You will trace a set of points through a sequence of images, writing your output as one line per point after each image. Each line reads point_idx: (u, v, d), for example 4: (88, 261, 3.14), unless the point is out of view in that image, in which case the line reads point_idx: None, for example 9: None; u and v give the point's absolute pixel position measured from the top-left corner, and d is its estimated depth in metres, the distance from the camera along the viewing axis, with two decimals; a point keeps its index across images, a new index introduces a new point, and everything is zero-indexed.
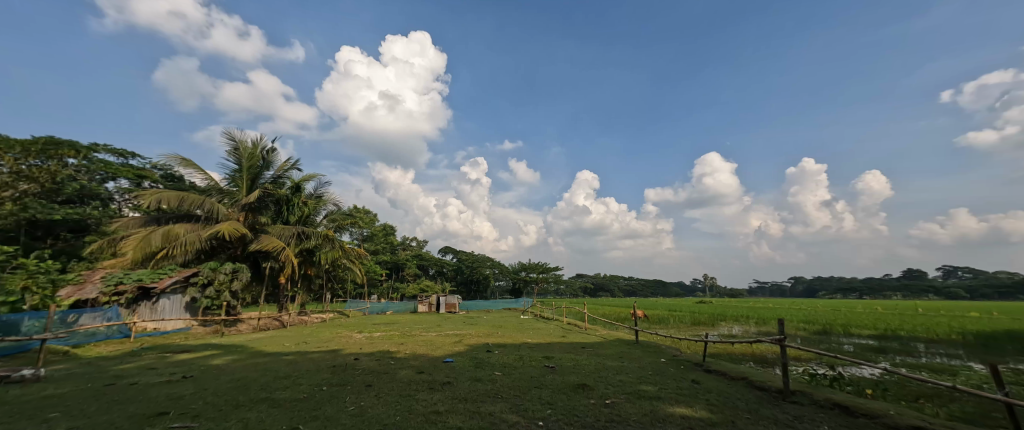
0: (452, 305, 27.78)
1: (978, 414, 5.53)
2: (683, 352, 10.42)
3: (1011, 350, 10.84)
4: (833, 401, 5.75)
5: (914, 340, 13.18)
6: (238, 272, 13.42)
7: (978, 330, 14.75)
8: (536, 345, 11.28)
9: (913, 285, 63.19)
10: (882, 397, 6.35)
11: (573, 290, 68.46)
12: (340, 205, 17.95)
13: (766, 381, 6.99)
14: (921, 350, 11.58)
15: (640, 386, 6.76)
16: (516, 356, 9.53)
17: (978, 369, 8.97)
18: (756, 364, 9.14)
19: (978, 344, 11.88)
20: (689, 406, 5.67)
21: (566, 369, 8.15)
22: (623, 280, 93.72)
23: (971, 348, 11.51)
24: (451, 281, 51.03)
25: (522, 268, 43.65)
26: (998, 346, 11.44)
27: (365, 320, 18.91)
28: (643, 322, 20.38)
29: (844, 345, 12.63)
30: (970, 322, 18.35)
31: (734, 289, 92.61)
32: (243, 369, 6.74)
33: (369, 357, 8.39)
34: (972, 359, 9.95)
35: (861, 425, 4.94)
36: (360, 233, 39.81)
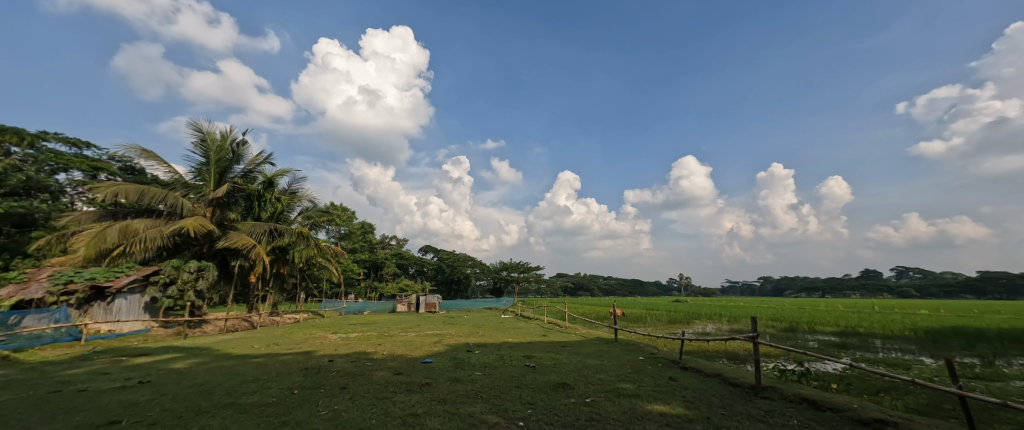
0: (432, 305, 27.46)
1: (933, 406, 5.82)
2: (660, 349, 10.61)
3: (958, 344, 11.61)
4: (801, 395, 5.93)
5: (872, 336, 13.93)
6: (204, 270, 12.76)
7: (930, 326, 15.70)
8: (516, 344, 11.23)
9: (869, 285, 67.17)
10: (847, 391, 6.62)
11: (553, 289, 69.04)
12: (315, 201, 17.38)
13: (739, 377, 7.16)
14: (879, 345, 12.24)
15: (619, 384, 6.81)
16: (496, 356, 9.46)
17: (930, 363, 9.53)
18: (729, 361, 9.40)
19: (929, 340, 12.67)
20: (666, 403, 5.73)
21: (546, 368, 8.13)
22: (602, 280, 95.18)
23: (923, 343, 12.26)
24: (431, 280, 50.49)
25: (503, 268, 43.59)
26: (946, 341, 12.24)
27: (341, 320, 18.41)
28: (621, 321, 20.71)
29: (811, 342, 13.17)
30: (923, 319, 19.52)
31: (708, 288, 95.76)
32: (206, 373, 6.38)
33: (344, 359, 8.12)
34: (924, 353, 10.59)
35: (827, 418, 5.10)
36: (336, 231, 38.79)
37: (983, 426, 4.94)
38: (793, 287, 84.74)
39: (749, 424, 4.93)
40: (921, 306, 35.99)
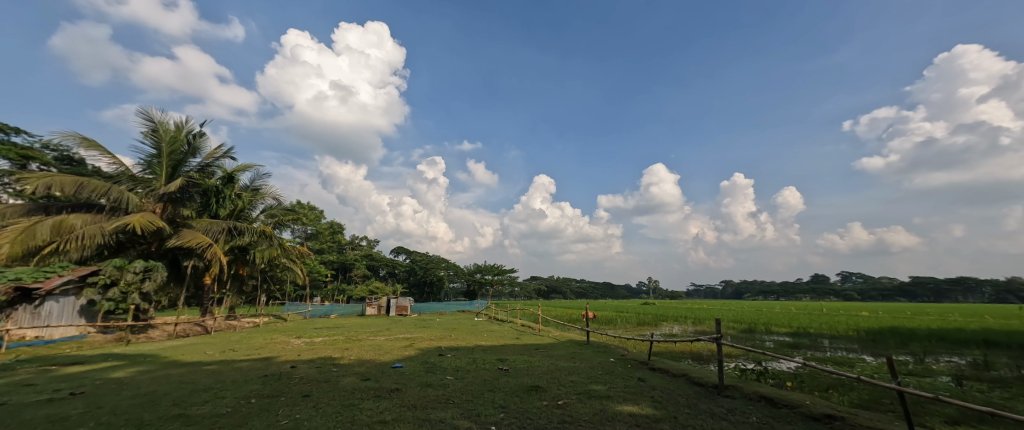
0: (403, 308, 26.83)
1: (878, 400, 6.24)
2: (630, 351, 10.82)
3: (895, 343, 12.60)
4: (760, 393, 6.19)
5: (822, 336, 14.88)
6: (151, 271, 11.82)
7: (873, 327, 16.93)
8: (489, 347, 11.12)
9: (820, 288, 72.02)
10: (801, 388, 6.98)
11: (527, 292, 69.29)
12: (280, 199, 16.56)
13: (704, 377, 7.39)
14: (827, 345, 13.08)
15: (590, 386, 6.85)
16: (468, 359, 9.30)
17: (872, 361, 10.27)
18: (694, 361, 9.72)
19: (870, 339, 13.68)
20: (635, 404, 5.81)
21: (519, 371, 8.08)
22: (575, 283, 96.53)
23: (866, 342, 13.21)
24: (403, 282, 49.40)
25: (477, 270, 43.26)
26: (885, 340, 13.26)
27: (305, 324, 17.60)
28: (592, 323, 21.05)
29: (768, 342, 13.86)
30: (867, 319, 21.01)
31: (675, 291, 99.30)
32: (150, 383, 5.85)
33: (307, 365, 7.71)
34: (866, 352, 11.40)
35: (783, 415, 5.34)
36: (303, 230, 37.21)
37: (919, 418, 5.33)
38: (753, 290, 89.25)
39: (712, 422, 5.07)
40: (866, 308, 38.72)
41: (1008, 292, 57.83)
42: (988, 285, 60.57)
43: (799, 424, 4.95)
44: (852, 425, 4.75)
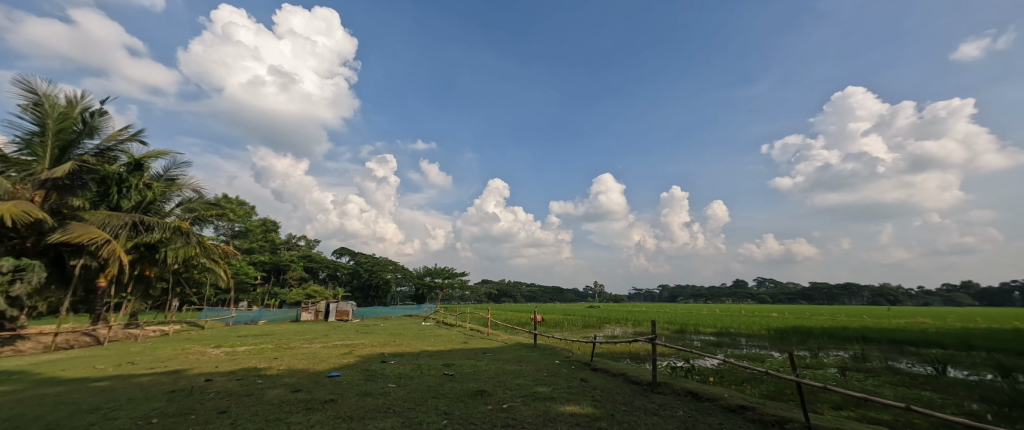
0: (343, 312, 25.34)
1: (783, 391, 7.06)
2: (574, 353, 11.18)
3: (798, 340, 14.39)
4: (687, 389, 6.72)
5: (741, 335, 16.55)
6: (25, 271, 9.99)
7: (783, 326, 19.10)
8: (435, 352, 10.88)
9: (741, 292, 80.10)
10: (721, 382, 7.69)
11: (477, 296, 68.82)
12: (200, 192, 14.89)
13: (639, 375, 7.86)
14: (744, 343, 14.60)
15: (534, 388, 6.96)
16: (412, 365, 9.01)
17: (779, 356, 11.64)
18: (632, 361, 10.31)
19: (779, 337, 15.49)
20: (577, 404, 6.02)
21: (465, 376, 7.99)
22: (526, 286, 97.80)
23: (775, 339, 14.93)
24: (345, 286, 46.70)
25: (426, 273, 42.14)
26: (790, 337, 15.10)
27: (227, 331, 15.93)
28: (540, 326, 21.47)
29: (697, 341, 15.09)
30: (779, 320, 23.68)
31: (618, 295, 104.57)
32: (17, 405, 4.93)
33: (227, 377, 6.97)
34: (775, 348, 12.90)
35: (706, 407, 5.84)
36: (229, 227, 33.72)
37: (815, 405, 6.12)
38: (686, 293, 96.46)
39: (645, 417, 5.40)
40: (780, 310, 43.66)
41: (884, 296, 68.32)
42: (868, 290, 70.99)
43: (719, 416, 5.44)
44: (760, 414, 5.26)
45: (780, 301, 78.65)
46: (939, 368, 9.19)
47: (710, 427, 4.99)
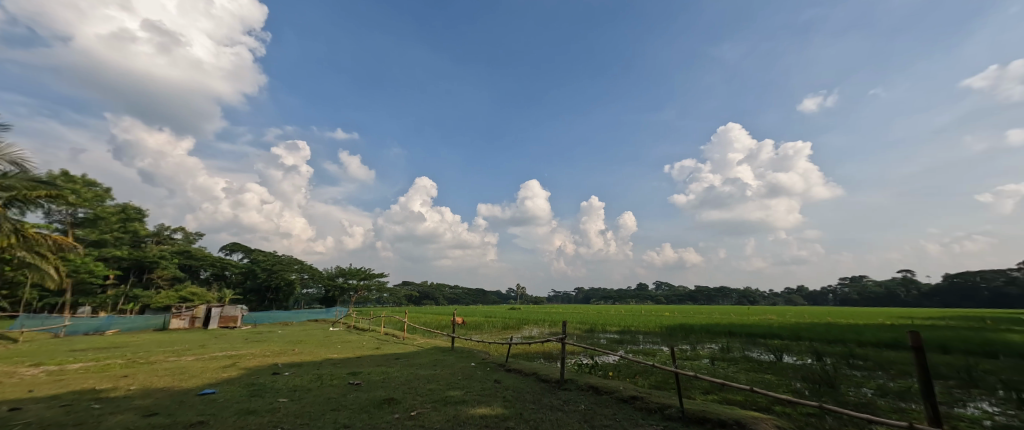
0: (230, 318, 21.99)
1: (668, 381, 8.06)
2: (491, 354, 11.30)
3: (684, 335, 16.56)
4: (589, 384, 7.22)
5: (640, 332, 18.44)
6: None
7: (675, 324, 21.71)
8: (341, 361, 10.04)
9: (644, 294, 89.45)
10: (619, 376, 8.46)
11: (395, 299, 65.48)
12: (22, 165, 11.63)
13: (549, 374, 8.26)
14: (642, 339, 16.31)
15: (447, 392, 6.87)
16: (312, 376, 8.21)
17: (668, 350, 13.28)
18: (545, 360, 10.79)
19: (670, 333, 17.64)
20: (488, 405, 6.10)
21: (374, 384, 7.53)
22: (448, 288, 96.09)
23: (667, 335, 16.97)
24: (235, 287, 40.63)
25: (338, 274, 38.72)
26: (678, 333, 17.29)
27: (59, 344, 12.67)
28: (459, 328, 21.24)
29: (603, 339, 16.36)
30: (672, 318, 26.87)
31: (538, 297, 108.78)
32: None
33: (48, 405, 5.55)
34: (666, 343, 14.66)
35: (604, 400, 6.36)
36: (69, 213, 26.89)
37: (690, 392, 7.08)
38: (598, 295, 104.19)
39: (550, 414, 5.68)
40: (673, 309, 49.78)
41: (749, 297, 82.18)
42: (738, 292, 84.71)
43: (614, 407, 5.97)
44: (646, 402, 5.88)
45: (674, 302, 89.60)
46: (780, 355, 11.35)
47: (605, 418, 5.44)
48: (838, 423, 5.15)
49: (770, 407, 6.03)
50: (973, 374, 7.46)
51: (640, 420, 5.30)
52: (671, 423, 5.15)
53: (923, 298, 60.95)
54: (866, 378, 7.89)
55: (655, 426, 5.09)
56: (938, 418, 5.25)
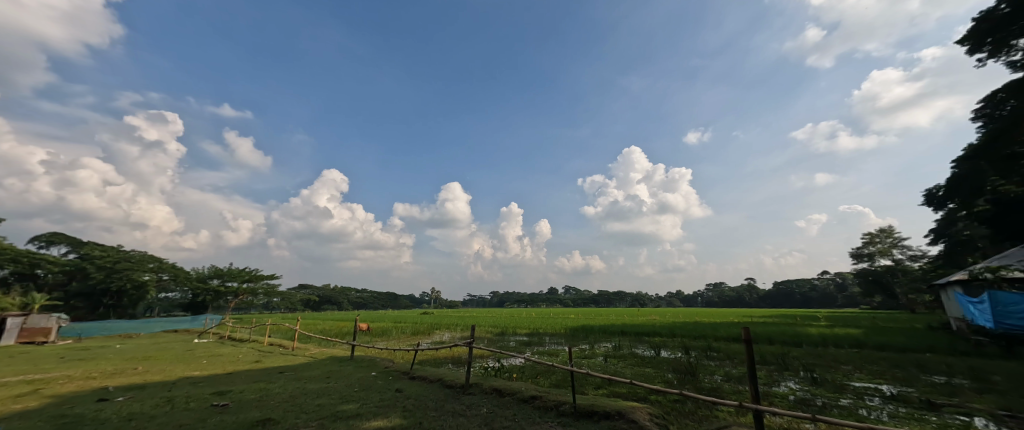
0: (38, 332, 16.77)
1: (567, 379, 8.48)
2: (395, 362, 10.62)
3: (586, 336, 17.80)
4: (493, 386, 7.10)
5: (547, 334, 19.27)
6: None
7: (578, 325, 23.31)
8: (204, 379, 8.40)
9: (553, 298, 94.46)
10: (522, 377, 8.60)
11: (289, 304, 58.02)
12: None
13: (456, 379, 7.95)
14: (549, 340, 17.06)
15: (339, 407, 6.10)
16: (159, 399, 6.52)
17: (571, 349, 14.12)
18: (452, 365, 10.52)
19: (574, 334, 18.80)
20: (385, 417, 5.63)
21: (247, 404, 6.26)
22: (353, 293, 88.77)
23: (571, 336, 18.03)
24: (56, 290, 31.51)
25: (212, 275, 32.80)
26: (581, 334, 18.53)
27: None
28: (362, 335, 19.64)
29: (512, 342, 16.67)
30: (576, 320, 28.82)
31: (451, 301, 107.08)
32: None
33: None
34: (569, 344, 15.56)
35: (507, 402, 6.35)
36: None
37: (585, 387, 7.60)
38: (511, 299, 106.87)
39: (451, 420, 5.54)
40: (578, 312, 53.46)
41: (640, 300, 92.75)
42: (631, 296, 94.94)
43: (514, 407, 6.07)
44: (545, 400, 6.06)
45: (579, 305, 96.47)
46: (661, 351, 12.92)
47: (505, 420, 5.50)
48: (696, 406, 6.03)
49: (649, 396, 6.80)
50: (789, 360, 9.46)
51: (537, 419, 5.49)
52: (564, 419, 5.43)
53: (763, 300, 75.99)
54: (718, 367, 9.47)
55: (551, 423, 5.31)
56: (763, 396, 6.52)
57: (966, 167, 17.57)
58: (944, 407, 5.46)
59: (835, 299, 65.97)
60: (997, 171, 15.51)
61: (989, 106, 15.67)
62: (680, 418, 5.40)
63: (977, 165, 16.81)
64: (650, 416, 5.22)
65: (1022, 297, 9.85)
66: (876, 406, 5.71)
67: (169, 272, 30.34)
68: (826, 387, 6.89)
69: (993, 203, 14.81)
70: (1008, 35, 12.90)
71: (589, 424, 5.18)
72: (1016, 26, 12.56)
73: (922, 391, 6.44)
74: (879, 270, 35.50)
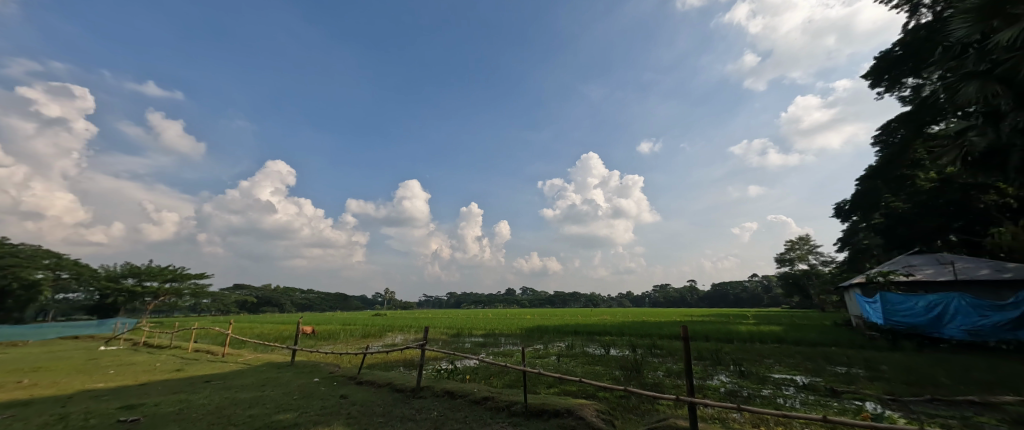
0: None
1: (519, 379, 8.55)
2: (341, 367, 10.07)
3: (539, 336, 18.08)
4: (445, 389, 6.95)
5: (501, 335, 19.31)
6: None
7: (532, 325, 23.60)
8: (109, 392, 7.40)
9: (509, 299, 95.01)
10: (475, 379, 8.53)
11: (222, 307, 53.03)
12: None
13: (406, 382, 7.69)
14: (503, 341, 17.11)
15: (274, 417, 5.67)
16: (48, 417, 5.65)
17: (525, 350, 14.26)
18: (403, 368, 10.19)
19: (528, 334, 19.02)
20: (326, 425, 5.32)
21: (162, 418, 5.64)
22: (298, 294, 83.25)
23: (525, 336, 18.23)
24: None
25: (126, 274, 29.07)
26: (535, 334, 18.79)
27: None
28: (306, 339, 18.46)
29: (467, 343, 16.51)
30: (530, 321, 29.15)
31: (405, 302, 104.00)
32: None
33: None
34: (523, 344, 15.71)
35: (458, 404, 6.25)
36: None
37: (537, 387, 7.70)
38: (467, 300, 105.89)
39: (398, 425, 5.37)
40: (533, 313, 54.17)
41: (593, 301, 96.11)
42: (585, 297, 98.04)
43: (466, 409, 6.00)
44: (496, 400, 6.06)
45: (535, 306, 97.91)
46: (610, 349, 13.44)
47: (456, 422, 5.43)
48: (639, 400, 6.35)
49: (597, 393, 7.05)
50: (722, 355, 10.25)
51: (488, 420, 5.47)
52: (515, 419, 5.47)
53: (703, 301, 81.97)
54: (661, 363, 10.07)
55: (502, 423, 5.33)
56: (698, 389, 7.02)
57: (866, 185, 20.23)
58: (845, 393, 6.22)
59: (763, 299, 72.80)
60: (889, 189, 18.05)
61: (885, 133, 18.18)
62: (625, 413, 5.65)
63: (874, 183, 19.43)
64: (597, 413, 5.38)
65: (906, 298, 11.46)
66: (792, 395, 6.36)
67: (71, 269, 26.43)
68: (751, 379, 7.56)
69: (887, 216, 17.20)
70: (901, 73, 15.03)
71: (539, 423, 5.25)
72: (906, 66, 14.69)
73: (829, 380, 7.29)
74: (798, 273, 39.63)
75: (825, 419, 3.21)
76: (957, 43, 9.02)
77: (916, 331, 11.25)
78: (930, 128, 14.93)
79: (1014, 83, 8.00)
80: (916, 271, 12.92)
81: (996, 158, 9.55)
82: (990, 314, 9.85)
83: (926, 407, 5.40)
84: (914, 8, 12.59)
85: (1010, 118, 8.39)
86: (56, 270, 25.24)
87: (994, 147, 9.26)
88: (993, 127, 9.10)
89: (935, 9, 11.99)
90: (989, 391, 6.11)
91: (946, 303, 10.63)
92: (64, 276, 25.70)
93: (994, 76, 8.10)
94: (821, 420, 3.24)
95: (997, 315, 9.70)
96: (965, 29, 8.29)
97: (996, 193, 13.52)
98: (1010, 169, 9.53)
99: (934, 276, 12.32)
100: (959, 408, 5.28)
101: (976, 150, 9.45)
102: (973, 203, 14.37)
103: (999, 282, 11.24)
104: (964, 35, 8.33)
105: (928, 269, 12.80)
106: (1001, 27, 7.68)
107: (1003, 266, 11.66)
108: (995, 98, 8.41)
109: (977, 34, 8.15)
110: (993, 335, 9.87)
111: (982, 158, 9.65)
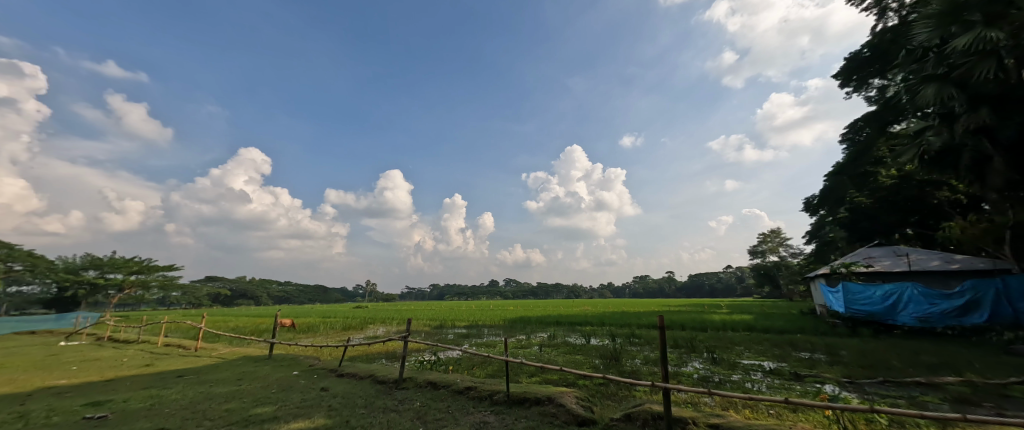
0: None
1: (501, 369, 8.69)
2: (322, 360, 9.93)
3: (522, 327, 18.30)
4: (428, 380, 6.96)
5: (484, 326, 19.42)
6: None
7: (517, 317, 23.88)
8: (72, 388, 7.10)
9: (491, 292, 95.18)
10: (458, 369, 8.63)
11: (191, 301, 50.71)
12: None
13: (388, 373, 7.70)
14: (485, 332, 17.24)
15: (252, 410, 5.59)
16: (7, 415, 5.41)
17: (508, 340, 14.44)
18: (385, 361, 10.18)
19: (511, 325, 19.21)
20: (307, 418, 5.28)
21: (132, 414, 5.48)
22: (275, 287, 81.39)
23: (507, 327, 18.44)
24: None
25: (86, 266, 27.55)
26: (518, 325, 18.98)
27: None
28: (285, 332, 18.19)
29: (450, 335, 16.60)
30: (514, 312, 29.46)
31: (387, 295, 102.75)
32: None
33: None
34: (505, 335, 15.87)
35: (442, 395, 6.30)
36: None
37: (519, 376, 7.87)
38: (451, 292, 105.40)
39: (383, 416, 5.41)
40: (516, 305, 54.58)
41: (576, 293, 97.39)
42: (567, 289, 99.50)
43: (449, 399, 6.07)
44: (479, 390, 6.17)
45: (517, 297, 98.49)
46: (590, 338, 13.84)
47: (438, 412, 5.50)
48: (616, 388, 6.59)
49: (576, 381, 7.29)
50: (696, 343, 10.68)
51: (470, 409, 5.57)
52: (497, 407, 5.59)
53: (681, 292, 84.86)
54: (639, 351, 10.49)
55: (484, 412, 5.43)
56: (674, 376, 7.33)
57: (832, 181, 21.20)
58: (807, 377, 6.62)
59: (736, 290, 75.90)
60: (853, 184, 18.90)
61: (852, 131, 19.09)
62: (603, 399, 5.83)
63: (841, 180, 20.33)
64: (577, 400, 5.52)
65: (866, 287, 12.17)
66: (760, 379, 6.73)
67: (25, 261, 24.93)
68: (723, 365, 7.96)
69: (851, 211, 18.11)
70: (868, 74, 15.75)
71: (520, 410, 5.39)
72: (873, 67, 15.39)
73: (793, 365, 7.76)
74: (769, 265, 41.16)
75: (787, 401, 3.31)
76: (920, 48, 9.43)
77: (873, 319, 11.96)
78: (893, 127, 15.82)
79: (967, 86, 8.54)
80: (875, 262, 13.76)
81: (948, 157, 10.24)
82: (938, 302, 10.74)
83: (879, 388, 5.85)
84: (882, 12, 13.15)
85: (962, 119, 8.98)
86: (8, 261, 23.70)
87: (947, 147, 9.93)
88: (947, 128, 9.73)
89: (900, 13, 12.59)
90: (933, 372, 6.65)
91: (901, 292, 11.40)
92: (17, 267, 24.29)
93: (950, 79, 8.58)
94: (783, 402, 3.32)
95: (945, 303, 10.62)
96: (926, 33, 8.69)
97: (948, 189, 14.52)
98: (960, 168, 10.26)
99: (891, 266, 13.14)
100: (907, 389, 5.73)
101: (931, 149, 10.09)
102: (928, 198, 15.30)
103: (948, 273, 12.12)
104: (924, 39, 8.75)
105: (885, 261, 13.65)
106: (957, 33, 8.14)
107: (952, 257, 12.54)
108: (950, 100, 8.96)
109: (936, 39, 8.58)
110: (940, 322, 10.71)
111: (937, 157, 10.29)
